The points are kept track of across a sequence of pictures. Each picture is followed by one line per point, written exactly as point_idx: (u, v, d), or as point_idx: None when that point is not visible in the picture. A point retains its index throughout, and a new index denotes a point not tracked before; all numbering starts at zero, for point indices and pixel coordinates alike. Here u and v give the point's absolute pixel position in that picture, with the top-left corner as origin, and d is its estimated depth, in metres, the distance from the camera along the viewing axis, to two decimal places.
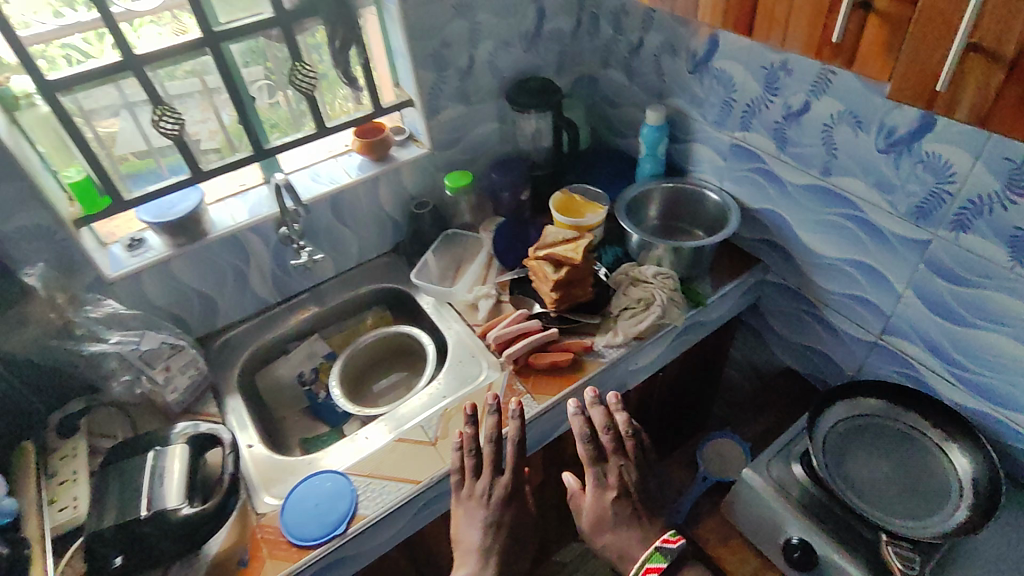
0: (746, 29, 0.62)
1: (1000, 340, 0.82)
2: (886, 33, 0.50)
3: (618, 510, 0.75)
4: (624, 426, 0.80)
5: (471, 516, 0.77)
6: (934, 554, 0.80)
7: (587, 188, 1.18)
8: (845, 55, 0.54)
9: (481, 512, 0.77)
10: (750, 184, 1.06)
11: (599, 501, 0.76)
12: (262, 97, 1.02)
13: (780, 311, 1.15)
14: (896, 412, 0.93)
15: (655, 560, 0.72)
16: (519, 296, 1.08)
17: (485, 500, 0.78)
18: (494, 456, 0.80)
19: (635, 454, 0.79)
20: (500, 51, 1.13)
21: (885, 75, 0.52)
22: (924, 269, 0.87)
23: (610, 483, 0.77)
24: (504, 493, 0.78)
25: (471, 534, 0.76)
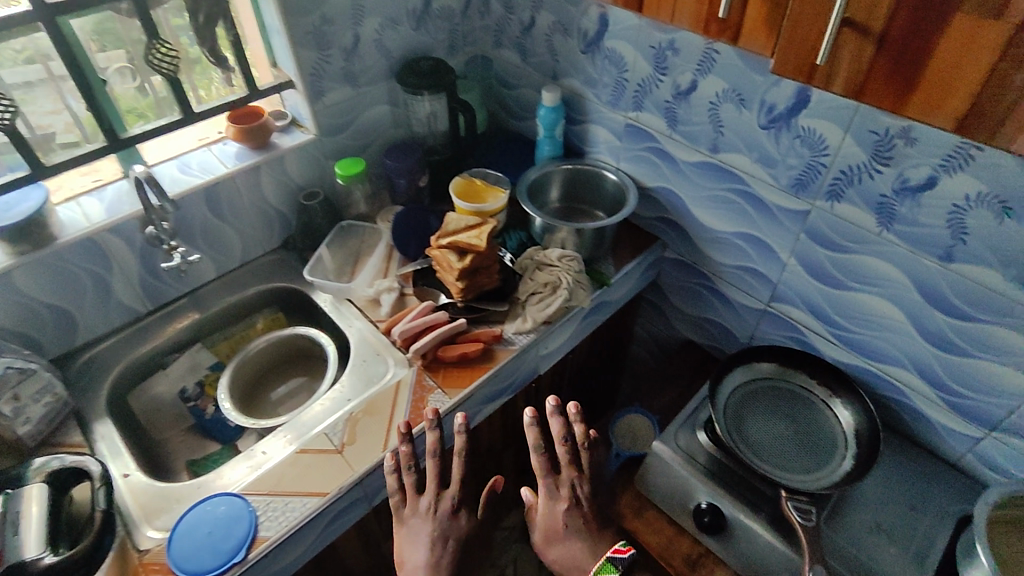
0: (637, 6, 0.62)
1: (872, 300, 0.89)
2: (770, 6, 0.51)
3: (570, 522, 0.74)
4: (581, 437, 0.78)
5: (418, 537, 0.71)
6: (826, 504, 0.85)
7: (487, 172, 1.15)
8: (732, 30, 0.55)
9: (421, 535, 0.71)
10: (645, 162, 1.07)
11: (553, 513, 0.74)
12: (113, 79, 0.90)
13: (679, 286, 1.19)
14: (787, 373, 0.99)
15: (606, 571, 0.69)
16: (424, 287, 1.04)
17: (431, 523, 0.72)
18: (437, 472, 0.75)
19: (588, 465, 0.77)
20: (387, 29, 1.06)
21: (768, 49, 0.53)
22: (805, 238, 0.92)
23: (563, 493, 0.75)
24: (449, 513, 0.73)
25: (417, 556, 0.70)
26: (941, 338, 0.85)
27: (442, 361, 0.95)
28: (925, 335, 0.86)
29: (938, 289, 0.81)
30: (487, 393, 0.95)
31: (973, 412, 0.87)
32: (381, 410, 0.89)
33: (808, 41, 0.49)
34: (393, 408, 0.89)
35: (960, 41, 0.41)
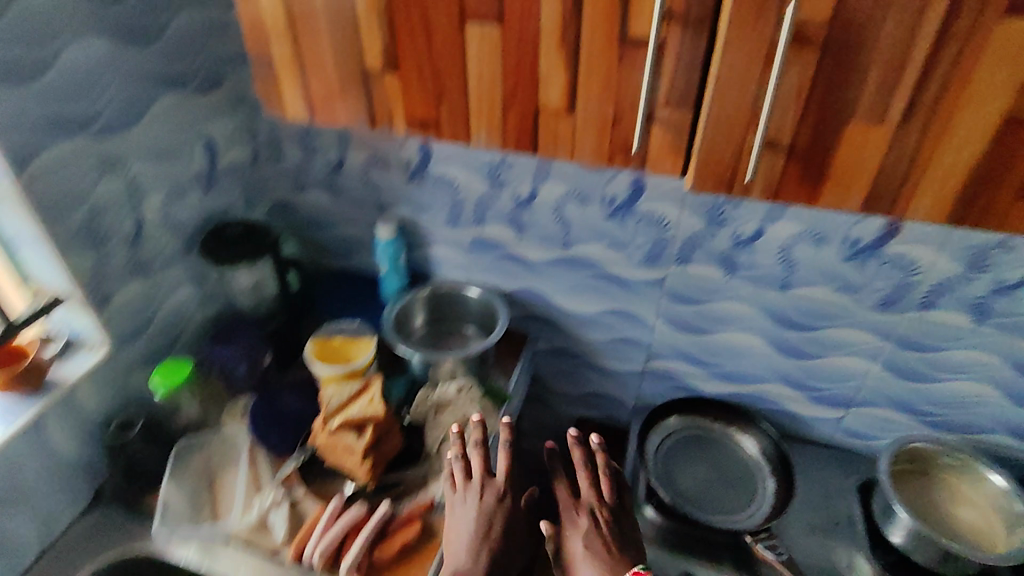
0: (526, 148, 0.59)
1: (736, 335, 1.01)
2: (673, 134, 0.53)
3: (596, 548, 0.72)
4: (606, 466, 0.78)
5: (455, 523, 0.77)
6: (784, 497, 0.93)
7: (339, 325, 1.02)
8: (637, 158, 0.56)
9: (460, 522, 0.76)
10: (498, 269, 1.08)
11: (575, 545, 0.72)
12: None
13: (557, 371, 1.20)
14: (688, 421, 1.06)
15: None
16: (321, 483, 0.87)
17: (471, 514, 0.76)
18: (484, 462, 0.80)
19: (618, 493, 0.77)
20: (174, 202, 0.89)
21: (678, 168, 0.55)
22: (668, 300, 1.01)
23: (585, 521, 0.74)
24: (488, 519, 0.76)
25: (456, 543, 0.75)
26: (796, 349, 0.99)
27: (380, 564, 0.80)
28: (784, 351, 1.00)
29: (785, 312, 0.96)
30: None
31: (832, 398, 1.04)
32: None
33: (721, 162, 0.52)
34: None
35: (857, 141, 0.49)
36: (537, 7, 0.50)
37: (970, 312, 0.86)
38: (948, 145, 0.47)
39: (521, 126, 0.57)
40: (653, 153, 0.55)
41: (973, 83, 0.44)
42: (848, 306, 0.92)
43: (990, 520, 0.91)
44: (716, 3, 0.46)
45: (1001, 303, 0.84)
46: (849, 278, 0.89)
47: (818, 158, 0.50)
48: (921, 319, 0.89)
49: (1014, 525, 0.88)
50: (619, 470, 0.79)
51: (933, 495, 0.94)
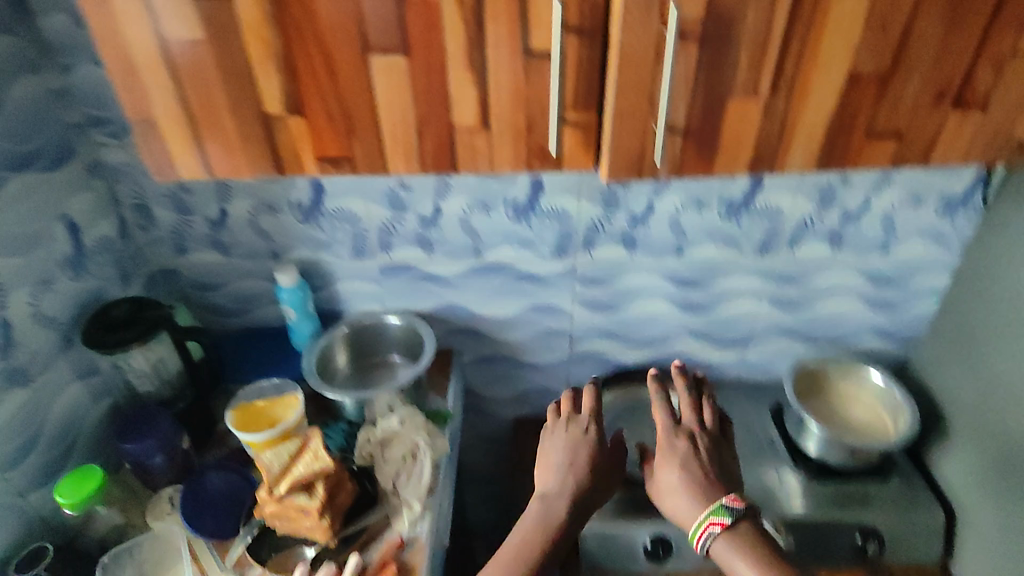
0: (446, 167, 0.61)
1: (645, 304, 1.10)
2: (584, 132, 0.58)
3: (696, 469, 0.77)
4: (710, 415, 0.84)
5: (552, 459, 0.82)
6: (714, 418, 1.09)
7: (259, 387, 0.96)
8: (554, 159, 0.60)
9: (552, 456, 0.82)
10: (413, 292, 1.08)
11: (670, 470, 0.78)
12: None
13: (487, 379, 1.21)
14: (619, 393, 1.14)
15: (718, 515, 0.74)
16: (278, 556, 0.82)
17: (565, 449, 0.82)
18: (575, 403, 0.87)
19: (713, 422, 0.83)
20: (43, 293, 0.80)
21: (591, 163, 0.60)
22: (580, 287, 1.07)
23: (683, 443, 0.79)
24: (581, 459, 0.81)
25: (550, 478, 0.80)
26: (696, 306, 1.10)
27: None
28: (686, 310, 1.11)
29: (682, 274, 1.06)
30: None
31: (733, 341, 1.16)
32: None
33: (630, 152, 0.58)
34: None
35: (738, 110, 0.56)
36: (440, 34, 0.53)
37: (826, 241, 1.01)
38: (809, 102, 0.56)
39: (440, 147, 0.59)
40: (569, 152, 0.59)
41: (819, 46, 0.53)
42: (732, 258, 1.03)
43: (878, 411, 1.07)
44: (604, 10, 0.51)
45: (848, 229, 1.00)
46: (728, 233, 1.01)
47: (714, 134, 0.58)
48: (790, 256, 1.03)
49: (897, 411, 1.05)
50: (725, 422, 0.85)
51: (831, 404, 1.09)
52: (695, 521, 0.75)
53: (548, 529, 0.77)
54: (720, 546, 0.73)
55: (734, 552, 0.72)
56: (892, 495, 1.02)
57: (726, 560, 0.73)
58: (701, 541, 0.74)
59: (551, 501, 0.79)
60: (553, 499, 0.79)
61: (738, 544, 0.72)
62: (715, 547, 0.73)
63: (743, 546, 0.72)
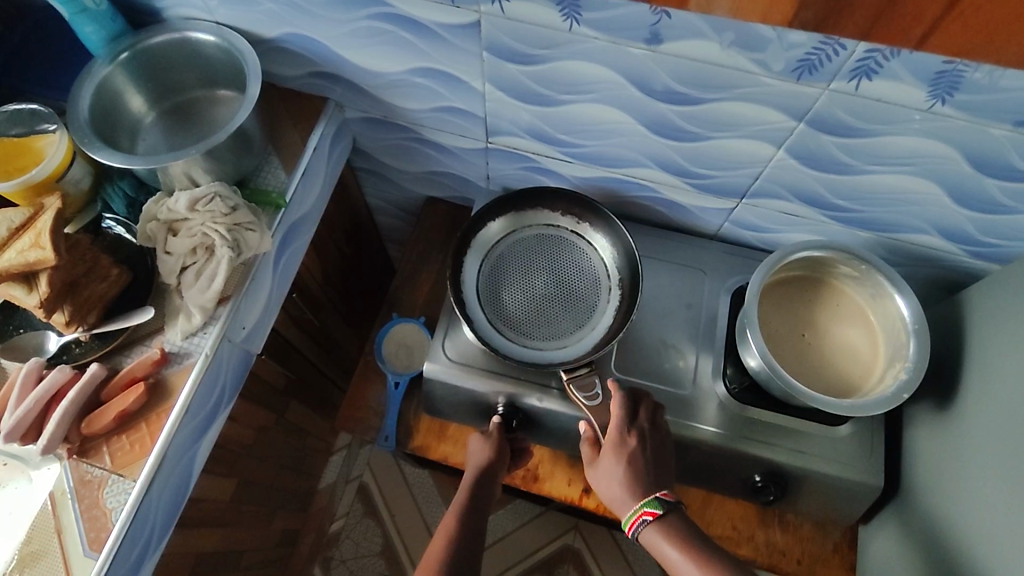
0: None
1: (593, 108, 0.69)
2: None
3: (635, 466, 0.67)
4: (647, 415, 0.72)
5: (482, 453, 0.76)
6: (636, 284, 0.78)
7: (12, 111, 0.72)
8: None
9: (477, 448, 0.77)
10: (244, 4, 0.70)
11: (614, 462, 0.67)
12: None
13: (384, 146, 0.90)
14: (528, 218, 0.82)
15: (649, 506, 0.64)
16: (25, 336, 0.69)
17: (491, 438, 0.77)
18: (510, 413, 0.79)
19: (647, 413, 0.72)
20: None
21: None
22: (489, 57, 0.66)
23: (631, 444, 0.68)
24: (500, 448, 0.77)
25: (475, 459, 0.76)
26: (671, 128, 0.68)
27: (96, 435, 0.67)
28: (655, 130, 0.69)
29: (653, 78, 0.62)
30: (187, 436, 0.69)
31: (720, 187, 0.76)
32: (44, 551, 0.63)
33: None
34: (60, 542, 0.64)
35: None
36: None
37: (929, 85, 0.54)
38: None
39: None
40: None
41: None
42: (746, 70, 0.58)
43: (875, 346, 0.74)
44: None
45: (978, 70, 0.51)
46: (750, 26, 0.53)
47: None
48: (852, 93, 0.57)
49: (894, 359, 0.71)
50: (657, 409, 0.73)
51: (810, 315, 0.76)
52: (629, 509, 0.65)
53: (475, 500, 0.72)
54: (651, 534, 0.63)
55: (665, 537, 0.62)
56: (835, 449, 0.75)
57: (655, 547, 0.62)
58: (633, 529, 0.64)
59: (481, 479, 0.74)
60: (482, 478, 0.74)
61: (670, 531, 0.62)
62: (645, 534, 0.63)
63: (677, 533, 0.62)
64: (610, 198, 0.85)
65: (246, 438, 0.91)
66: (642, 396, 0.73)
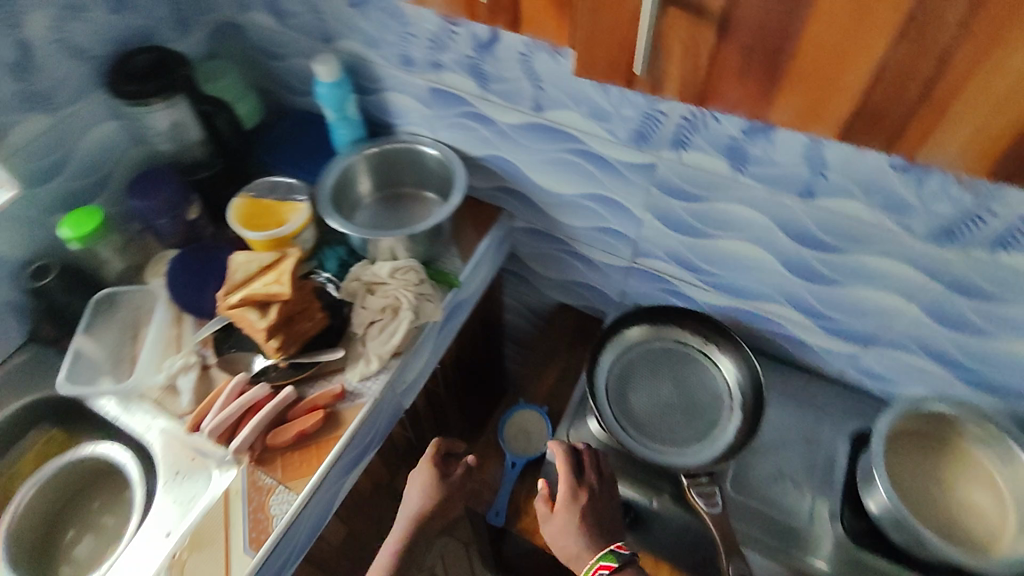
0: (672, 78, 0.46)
1: (738, 245, 0.80)
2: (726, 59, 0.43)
3: (583, 520, 0.74)
4: (591, 460, 0.80)
5: (420, 482, 0.85)
6: (760, 407, 0.83)
7: (274, 182, 0.91)
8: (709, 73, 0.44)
9: (416, 479, 0.86)
10: (464, 130, 0.89)
11: (568, 520, 0.74)
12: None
13: (537, 255, 1.05)
14: (661, 332, 0.91)
15: (606, 560, 0.70)
16: (233, 353, 0.82)
17: (434, 481, 0.85)
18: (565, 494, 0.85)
19: (591, 465, 0.79)
20: (70, 21, 0.77)
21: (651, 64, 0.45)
22: (658, 192, 0.80)
23: (580, 499, 0.75)
24: (445, 493, 0.84)
25: (412, 500, 0.84)
26: (810, 271, 0.78)
27: (274, 448, 0.76)
28: (794, 270, 0.79)
29: (803, 226, 0.73)
30: (343, 467, 0.78)
31: (847, 332, 0.83)
32: (209, 541, 0.70)
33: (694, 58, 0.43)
34: (225, 536, 0.70)
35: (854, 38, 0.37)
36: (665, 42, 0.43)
37: None
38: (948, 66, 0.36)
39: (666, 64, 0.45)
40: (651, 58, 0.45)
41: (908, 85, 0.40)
42: (888, 229, 0.68)
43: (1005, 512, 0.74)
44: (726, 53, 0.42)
45: None
46: (897, 194, 0.64)
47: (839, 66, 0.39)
48: (989, 261, 0.65)
49: None
50: (597, 454, 0.81)
51: (935, 470, 0.77)
52: (586, 564, 0.72)
53: (414, 539, 0.83)
54: None
55: None
56: None
57: None
58: None
59: (416, 526, 0.83)
60: (419, 525, 0.83)
61: None
62: None
63: None
64: (737, 328, 0.93)
65: (365, 491, 0.98)
66: (591, 450, 0.81)
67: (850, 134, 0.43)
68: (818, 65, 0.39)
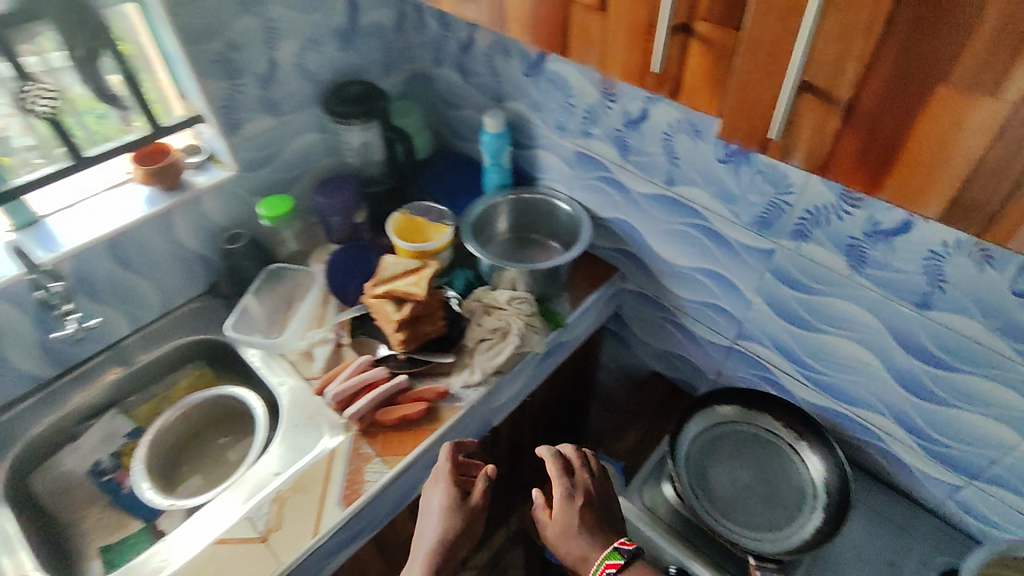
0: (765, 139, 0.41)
1: (844, 344, 0.82)
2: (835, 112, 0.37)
3: (584, 519, 0.78)
4: (580, 463, 0.85)
5: (436, 506, 0.80)
6: (842, 512, 0.81)
7: (429, 207, 1.06)
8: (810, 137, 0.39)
9: (435, 499, 0.80)
10: (598, 193, 1.00)
11: (569, 519, 0.77)
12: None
13: (642, 319, 1.10)
14: (750, 416, 0.92)
15: (613, 557, 0.74)
16: (363, 338, 0.96)
17: (449, 507, 0.79)
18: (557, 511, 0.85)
19: (581, 469, 0.84)
20: (309, 52, 0.97)
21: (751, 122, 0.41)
22: (771, 278, 0.84)
23: (578, 500, 0.79)
24: (464, 519, 0.79)
25: (430, 529, 0.78)
26: (917, 385, 0.78)
27: (378, 425, 0.86)
28: (900, 381, 0.79)
29: (914, 336, 0.74)
30: (430, 458, 0.87)
31: (950, 459, 0.80)
32: (309, 487, 0.80)
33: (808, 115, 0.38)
34: (323, 488, 0.80)
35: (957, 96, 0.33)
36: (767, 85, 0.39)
37: None
38: None
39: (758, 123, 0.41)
40: (733, 113, 0.42)
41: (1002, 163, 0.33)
42: (1005, 355, 0.68)
43: None
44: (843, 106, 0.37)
45: None
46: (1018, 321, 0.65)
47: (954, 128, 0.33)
48: None
49: None
50: (583, 457, 0.86)
51: None
52: (596, 562, 0.75)
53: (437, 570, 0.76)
54: None
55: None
56: None
57: None
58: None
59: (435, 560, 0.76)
60: (442, 556, 0.77)
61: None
62: None
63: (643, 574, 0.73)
64: (831, 432, 0.93)
65: None
66: (581, 454, 0.86)
67: (949, 217, 0.36)
68: (887, 124, 0.36)
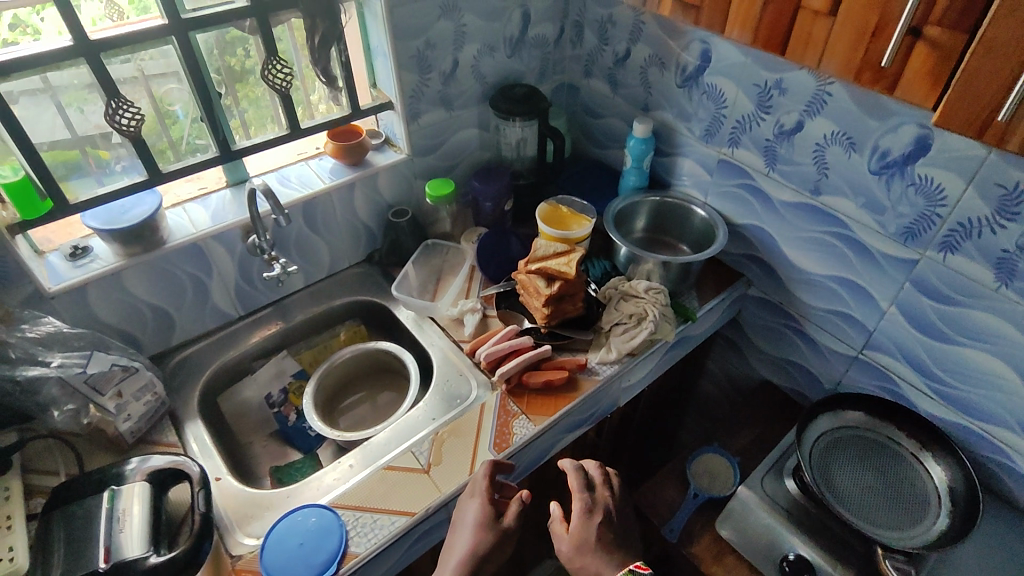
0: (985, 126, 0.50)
1: (980, 356, 0.85)
2: None
3: (600, 537, 0.76)
4: (601, 475, 0.83)
5: (468, 522, 0.77)
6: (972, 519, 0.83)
7: (571, 200, 1.17)
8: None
9: (469, 515, 0.78)
10: (737, 200, 1.07)
11: (586, 534, 0.76)
12: (228, 69, 0.91)
13: (761, 326, 1.16)
14: (874, 424, 0.96)
15: None
16: (508, 310, 1.05)
17: (482, 522, 0.76)
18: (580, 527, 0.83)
19: (603, 484, 0.82)
20: (485, 55, 1.10)
21: (970, 111, 0.50)
22: (910, 287, 0.89)
23: (596, 516, 0.78)
24: (495, 539, 0.75)
25: (463, 542, 0.75)
26: None
27: (523, 387, 0.95)
28: None
29: None
30: (567, 423, 0.95)
31: None
32: (465, 432, 0.89)
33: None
34: (477, 433, 0.89)
35: None
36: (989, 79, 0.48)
37: None
38: None
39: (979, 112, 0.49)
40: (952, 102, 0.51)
41: None
42: None
43: None
44: None
45: None
46: None
47: None
48: None
49: None
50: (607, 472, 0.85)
51: None
52: None
53: None
54: None
55: None
56: None
57: None
58: None
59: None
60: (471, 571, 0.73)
61: None
62: None
63: None
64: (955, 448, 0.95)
65: (553, 470, 1.13)
66: (606, 470, 0.84)
67: None
68: None
